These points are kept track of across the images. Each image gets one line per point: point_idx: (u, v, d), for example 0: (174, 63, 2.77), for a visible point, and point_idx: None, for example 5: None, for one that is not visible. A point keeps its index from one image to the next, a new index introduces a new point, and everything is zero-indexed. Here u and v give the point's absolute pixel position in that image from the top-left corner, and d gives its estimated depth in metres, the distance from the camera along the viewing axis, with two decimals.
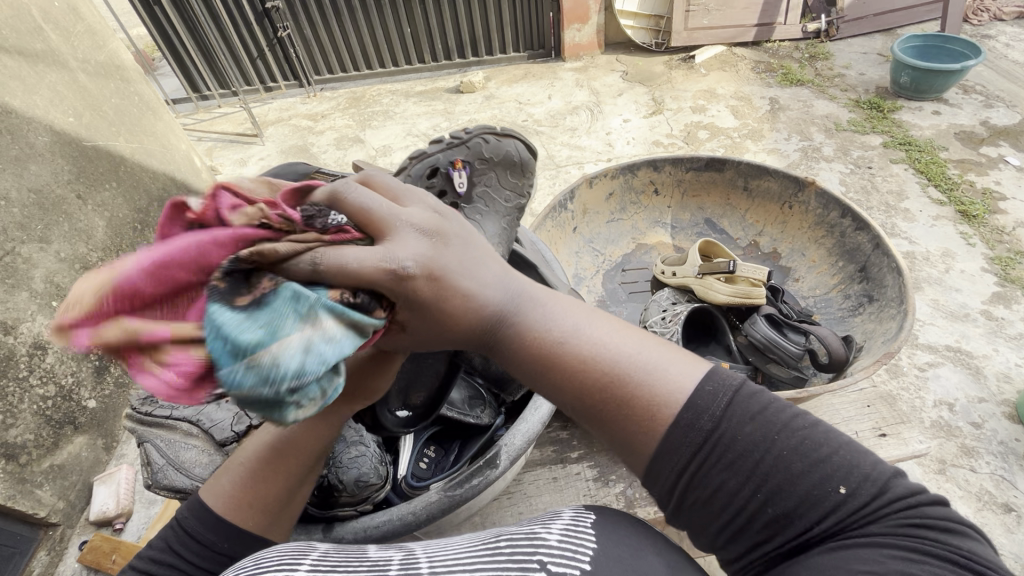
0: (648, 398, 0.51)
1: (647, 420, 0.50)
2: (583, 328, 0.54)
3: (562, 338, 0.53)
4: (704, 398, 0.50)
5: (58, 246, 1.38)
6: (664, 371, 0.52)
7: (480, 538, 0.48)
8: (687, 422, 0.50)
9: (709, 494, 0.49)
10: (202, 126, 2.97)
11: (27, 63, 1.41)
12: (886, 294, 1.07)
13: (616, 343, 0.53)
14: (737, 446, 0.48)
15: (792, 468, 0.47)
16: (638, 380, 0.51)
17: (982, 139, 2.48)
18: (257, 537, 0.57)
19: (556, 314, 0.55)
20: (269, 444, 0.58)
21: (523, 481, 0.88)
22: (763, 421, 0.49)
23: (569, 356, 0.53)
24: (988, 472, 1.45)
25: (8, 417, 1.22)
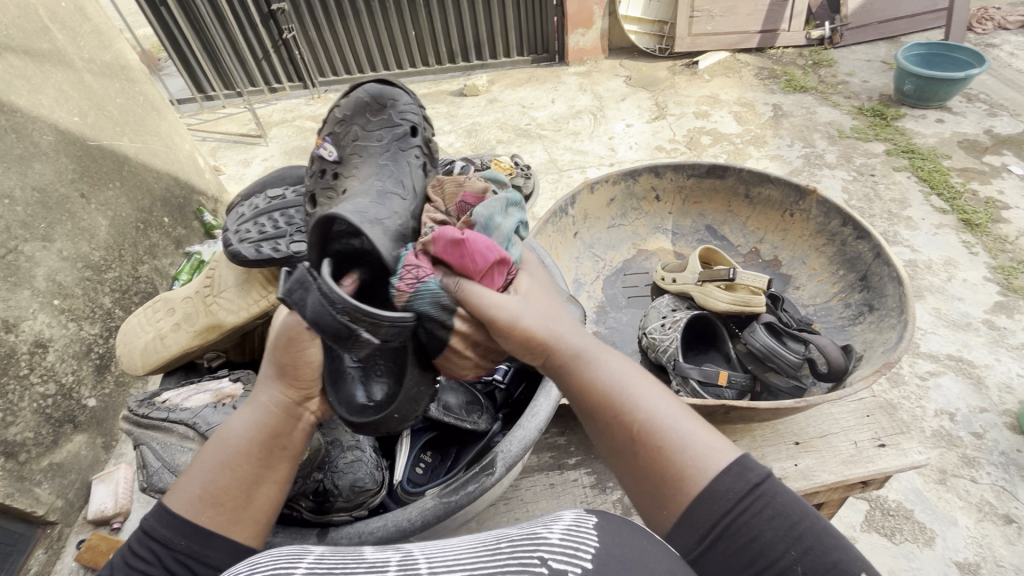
0: (692, 445, 0.54)
1: (687, 461, 0.53)
2: (636, 379, 0.59)
3: (614, 379, 0.58)
4: (736, 472, 0.52)
5: (61, 244, 1.39)
6: (704, 433, 0.55)
7: (480, 541, 0.47)
8: (716, 486, 0.51)
9: (741, 542, 0.50)
10: (207, 127, 2.99)
11: (33, 62, 1.42)
12: (887, 303, 1.06)
13: (665, 398, 0.58)
14: (773, 507, 0.51)
15: (816, 539, 0.50)
16: (674, 439, 0.54)
17: (985, 148, 2.48)
18: (211, 533, 0.55)
19: (614, 367, 0.60)
20: (218, 440, 0.60)
21: (520, 487, 0.88)
22: (790, 502, 0.52)
23: (625, 396, 0.57)
24: (989, 483, 1.44)
25: (9, 415, 1.23)
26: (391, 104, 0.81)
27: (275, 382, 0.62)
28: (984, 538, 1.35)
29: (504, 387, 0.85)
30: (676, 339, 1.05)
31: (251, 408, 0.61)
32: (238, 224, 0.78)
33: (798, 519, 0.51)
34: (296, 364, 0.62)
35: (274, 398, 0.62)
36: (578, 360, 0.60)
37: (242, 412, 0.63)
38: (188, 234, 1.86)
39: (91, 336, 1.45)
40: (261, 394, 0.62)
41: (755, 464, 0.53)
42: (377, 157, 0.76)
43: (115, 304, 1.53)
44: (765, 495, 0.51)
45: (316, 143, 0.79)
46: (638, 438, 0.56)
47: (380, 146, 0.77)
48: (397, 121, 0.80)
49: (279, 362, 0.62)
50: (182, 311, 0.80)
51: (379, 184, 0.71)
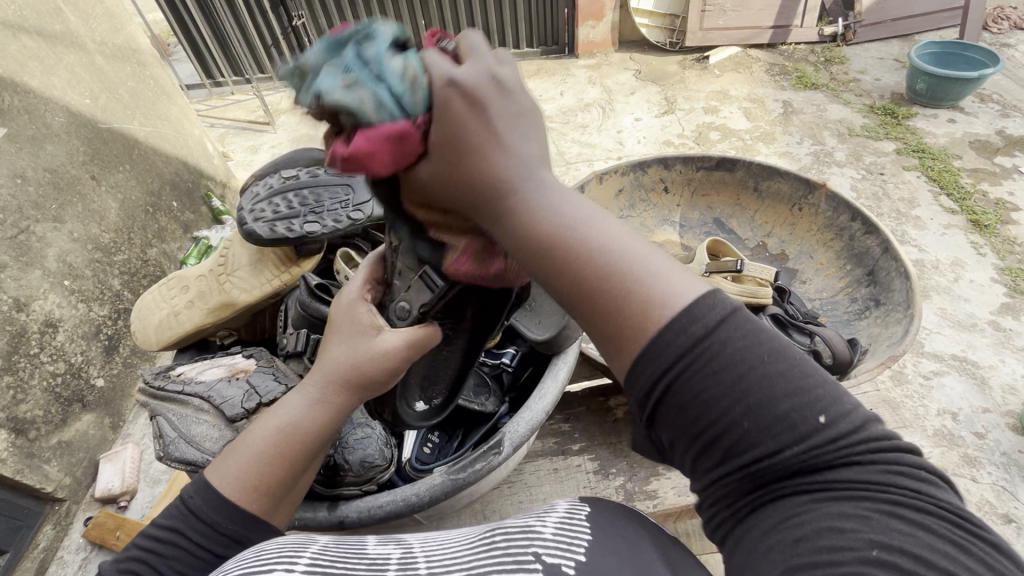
0: (638, 293, 0.39)
1: (631, 312, 0.39)
2: (601, 218, 0.41)
3: (559, 224, 0.40)
4: (702, 308, 0.39)
5: (72, 225, 1.40)
6: (663, 275, 0.40)
7: (476, 533, 0.49)
8: (666, 334, 0.39)
9: (685, 402, 0.39)
10: (216, 113, 3.00)
11: (46, 43, 1.43)
12: (894, 298, 1.07)
13: (624, 245, 0.41)
14: (726, 358, 0.39)
15: (776, 389, 0.39)
16: (631, 280, 0.39)
17: (997, 148, 2.46)
18: (260, 522, 0.57)
19: (566, 199, 0.41)
20: (279, 427, 0.57)
21: (524, 471, 0.89)
22: (750, 347, 0.39)
23: (574, 232, 0.40)
24: (989, 482, 1.45)
25: (19, 392, 1.25)
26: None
27: (343, 387, 0.58)
28: None
29: (511, 370, 0.85)
30: None
31: (316, 400, 0.58)
32: (253, 203, 0.78)
33: (755, 369, 0.39)
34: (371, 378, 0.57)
35: (337, 402, 0.58)
36: (524, 197, 0.40)
37: (302, 399, 0.59)
38: (196, 219, 1.87)
39: (100, 317, 1.46)
40: (327, 394, 0.58)
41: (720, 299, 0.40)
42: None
43: (123, 286, 1.54)
44: (729, 334, 0.39)
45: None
46: (584, 289, 0.40)
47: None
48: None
49: (355, 371, 0.57)
50: (196, 289, 0.81)
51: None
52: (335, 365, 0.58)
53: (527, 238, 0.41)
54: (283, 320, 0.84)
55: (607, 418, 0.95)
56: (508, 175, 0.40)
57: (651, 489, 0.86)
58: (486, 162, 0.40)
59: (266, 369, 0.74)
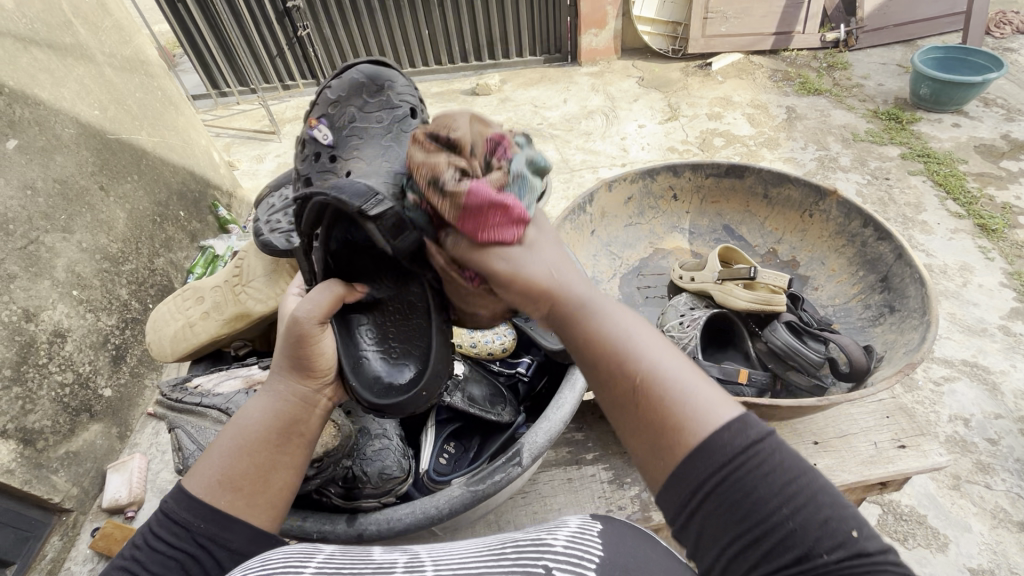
0: (685, 404, 0.44)
1: (672, 420, 0.44)
2: (637, 325, 0.48)
3: (617, 331, 0.47)
4: (732, 429, 0.43)
5: (80, 236, 1.41)
6: (695, 383, 0.45)
7: (485, 544, 0.49)
8: (714, 442, 0.42)
9: (731, 506, 0.42)
10: (221, 122, 3.02)
11: (56, 56, 1.44)
12: (908, 304, 1.06)
13: (661, 356, 0.46)
14: (765, 470, 0.42)
15: (809, 501, 0.41)
16: (677, 392, 0.44)
17: (1002, 153, 2.46)
18: (231, 517, 0.54)
19: (615, 314, 0.48)
20: (232, 425, 0.58)
21: (538, 481, 0.88)
22: (784, 469, 0.42)
23: (621, 346, 0.46)
24: (1003, 489, 1.43)
25: (28, 403, 1.25)
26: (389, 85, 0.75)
27: (288, 373, 0.60)
28: (998, 545, 1.34)
29: (526, 379, 0.85)
30: (695, 337, 1.04)
31: (266, 396, 0.59)
32: (269, 214, 0.78)
33: (797, 480, 0.42)
34: (313, 356, 0.60)
35: (285, 388, 0.60)
36: (580, 314, 0.48)
37: (253, 401, 0.60)
38: (203, 228, 1.88)
39: (108, 327, 1.47)
40: (276, 383, 0.60)
41: (755, 421, 0.44)
42: (376, 141, 0.71)
43: (131, 296, 1.55)
44: (768, 452, 0.42)
45: (310, 123, 0.72)
46: (639, 391, 0.45)
47: (381, 135, 0.71)
48: (396, 104, 0.74)
49: (293, 353, 0.60)
50: (211, 300, 0.81)
51: (388, 174, 0.66)
52: (278, 356, 0.60)
53: (586, 345, 0.47)
54: None
55: None
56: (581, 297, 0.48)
57: None
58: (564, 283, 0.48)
59: None
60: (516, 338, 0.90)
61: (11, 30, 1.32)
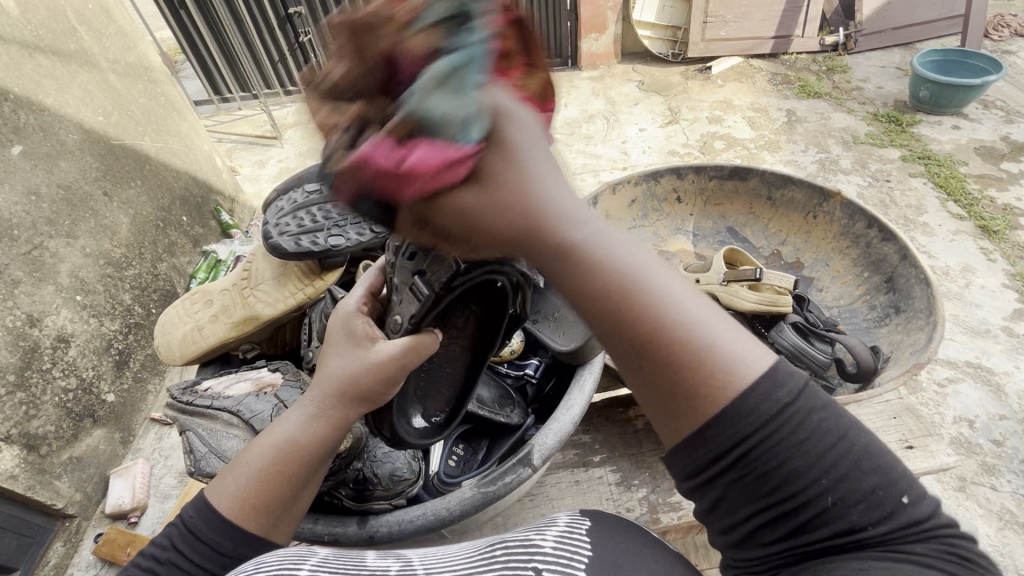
0: (712, 357, 0.38)
1: (700, 377, 0.38)
2: (650, 262, 0.38)
3: (633, 268, 0.37)
4: (769, 391, 0.38)
5: (84, 241, 1.41)
6: (731, 338, 0.39)
7: (478, 548, 0.49)
8: (749, 401, 0.38)
9: (765, 470, 0.38)
10: (223, 128, 3.03)
11: (61, 62, 1.45)
12: (914, 305, 1.06)
13: (681, 300, 0.38)
14: (808, 429, 0.38)
15: (860, 465, 0.39)
16: (706, 346, 0.38)
17: (1003, 154, 2.46)
18: (262, 540, 0.55)
19: (626, 245, 0.38)
20: (275, 443, 0.56)
21: (545, 483, 0.88)
22: (827, 426, 0.39)
23: (634, 293, 0.37)
24: (1010, 491, 1.43)
25: (32, 408, 1.25)
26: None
27: (345, 402, 0.57)
28: (1005, 547, 1.34)
29: (534, 381, 0.86)
30: None
31: (313, 419, 0.57)
32: (278, 217, 0.78)
33: (840, 441, 0.39)
34: (373, 391, 0.57)
35: (338, 416, 0.57)
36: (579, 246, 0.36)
37: (299, 414, 0.58)
38: (205, 233, 1.88)
39: (111, 332, 1.47)
40: (326, 407, 0.57)
41: (793, 376, 0.39)
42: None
43: (134, 300, 1.55)
44: (810, 411, 0.38)
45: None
46: (654, 349, 0.38)
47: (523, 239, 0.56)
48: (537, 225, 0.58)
49: (351, 383, 0.56)
50: (220, 303, 0.81)
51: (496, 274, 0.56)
52: (334, 376, 0.57)
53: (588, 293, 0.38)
54: (307, 334, 0.83)
55: (627, 428, 0.94)
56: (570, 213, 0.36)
57: (675, 500, 0.85)
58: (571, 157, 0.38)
59: (293, 383, 0.74)
60: (523, 340, 0.89)
61: (16, 37, 1.33)
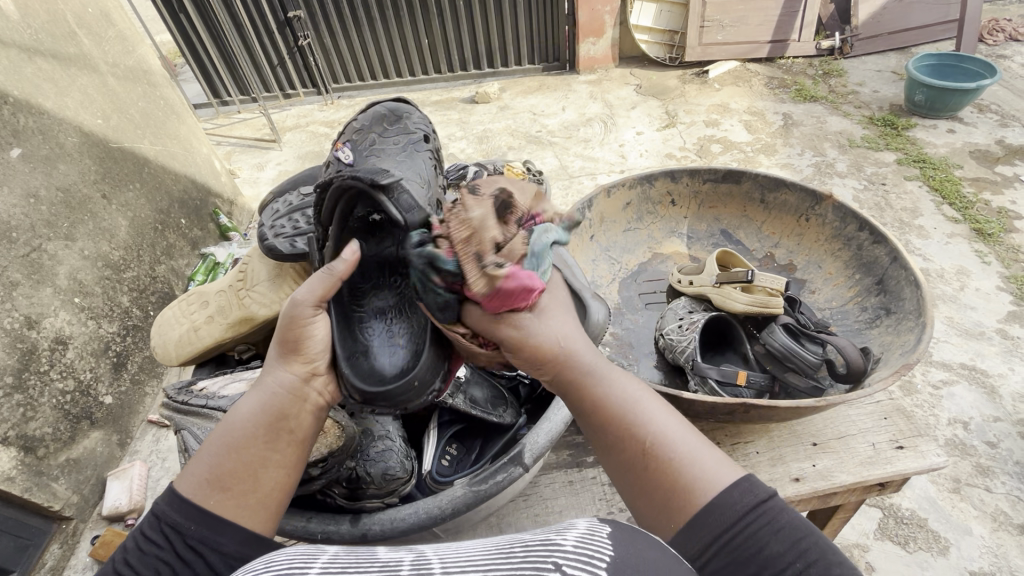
0: (693, 466, 0.52)
1: (683, 480, 0.51)
2: (650, 399, 0.57)
3: (626, 398, 0.56)
4: (734, 494, 0.50)
5: (83, 244, 1.42)
6: (707, 452, 0.53)
7: (494, 544, 0.47)
8: (725, 499, 0.50)
9: (745, 558, 0.48)
10: (222, 131, 3.05)
11: (60, 65, 1.46)
12: (904, 306, 1.07)
13: (671, 425, 0.55)
14: (775, 524, 0.49)
15: (826, 558, 0.48)
16: (682, 454, 0.53)
17: (997, 158, 2.48)
18: (223, 520, 0.53)
19: (627, 387, 0.57)
20: (222, 421, 0.58)
21: (539, 484, 0.89)
22: (791, 529, 0.49)
23: (632, 414, 0.55)
24: (1004, 492, 1.44)
25: (29, 410, 1.26)
26: (406, 116, 0.84)
27: (283, 362, 0.61)
28: (999, 548, 1.34)
29: (527, 382, 0.86)
30: (694, 340, 1.06)
31: (257, 390, 0.60)
32: (273, 219, 0.79)
33: (807, 535, 0.49)
34: (302, 340, 0.61)
35: (282, 379, 0.60)
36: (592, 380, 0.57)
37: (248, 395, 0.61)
38: (204, 236, 1.89)
39: (109, 334, 1.47)
40: (268, 375, 0.61)
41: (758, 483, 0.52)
42: (392, 157, 0.76)
43: (132, 303, 1.56)
44: (773, 509, 0.50)
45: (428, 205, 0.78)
46: (648, 454, 0.53)
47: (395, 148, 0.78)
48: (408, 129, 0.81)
49: (283, 341, 0.61)
50: (216, 304, 0.82)
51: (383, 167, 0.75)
52: (271, 349, 0.62)
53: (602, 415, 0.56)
54: None
55: None
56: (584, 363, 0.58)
57: None
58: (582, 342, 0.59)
59: None
60: None
61: (16, 41, 1.34)
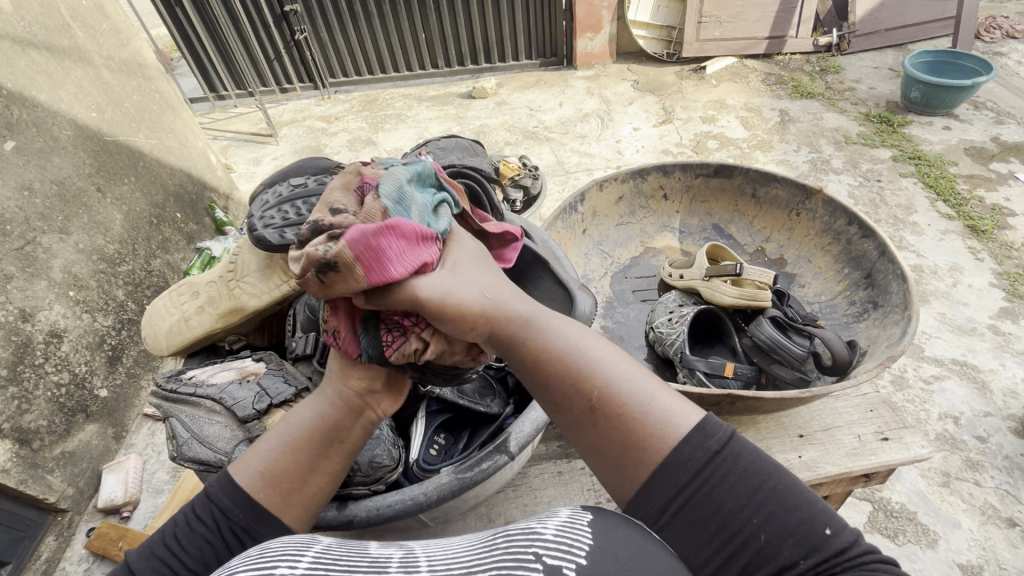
0: (646, 413, 0.52)
1: (638, 431, 0.51)
2: (595, 345, 0.57)
3: (569, 347, 0.56)
4: (692, 443, 0.50)
5: (77, 237, 1.42)
6: (659, 395, 0.53)
7: (480, 540, 0.48)
8: (684, 450, 0.50)
9: (706, 515, 0.49)
10: (219, 125, 3.04)
11: (54, 58, 1.46)
12: (891, 300, 1.08)
13: (619, 370, 0.55)
14: (734, 474, 0.49)
15: (784, 501, 0.49)
16: (634, 403, 0.53)
17: (992, 155, 2.49)
18: (267, 514, 0.58)
19: (567, 332, 0.57)
20: (284, 420, 0.63)
21: (528, 474, 0.90)
22: (749, 479, 0.49)
23: (576, 361, 0.55)
24: (992, 486, 1.45)
25: (24, 402, 1.26)
26: None
27: (342, 375, 0.63)
28: (987, 541, 1.35)
29: (516, 372, 0.86)
30: (683, 332, 1.06)
31: (315, 398, 0.63)
32: (262, 210, 0.79)
33: (766, 482, 0.49)
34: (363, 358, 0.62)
35: (338, 392, 0.63)
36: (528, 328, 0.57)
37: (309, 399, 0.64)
38: (200, 229, 1.89)
39: (104, 328, 1.48)
40: (328, 385, 0.63)
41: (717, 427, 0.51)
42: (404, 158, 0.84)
43: (128, 297, 1.56)
44: (730, 457, 0.50)
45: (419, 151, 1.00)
46: (597, 408, 0.53)
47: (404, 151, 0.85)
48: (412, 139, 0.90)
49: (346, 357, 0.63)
50: (206, 294, 0.82)
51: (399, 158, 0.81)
52: (334, 362, 0.64)
53: (545, 364, 0.56)
54: (293, 324, 0.85)
55: None
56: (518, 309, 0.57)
57: None
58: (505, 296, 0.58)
59: (277, 372, 0.76)
60: None
61: (9, 33, 1.34)
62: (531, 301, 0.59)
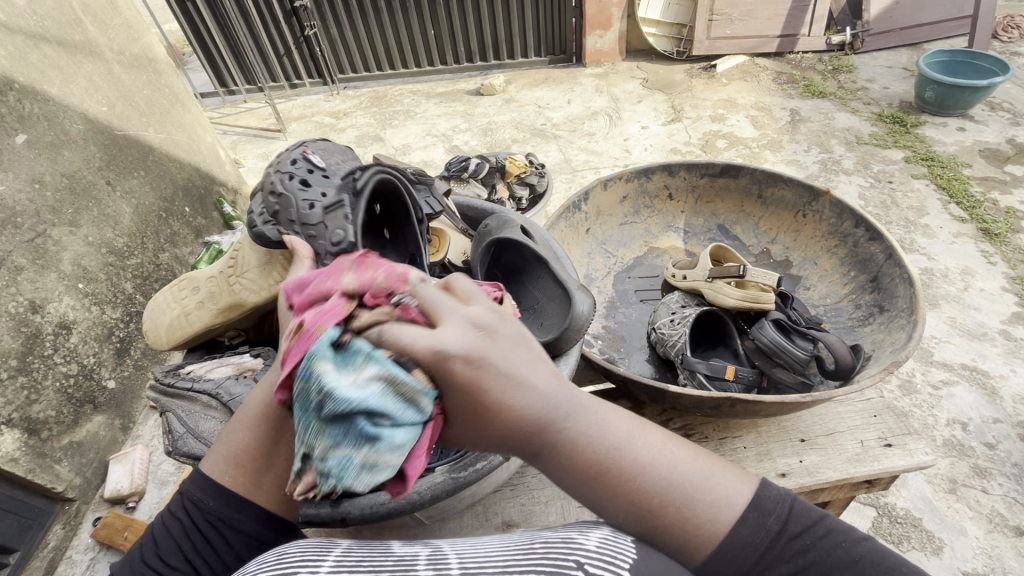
0: (698, 507, 0.50)
1: (696, 526, 0.50)
2: (638, 438, 0.51)
3: (609, 444, 0.50)
4: (750, 524, 0.50)
5: (87, 230, 1.44)
6: (710, 481, 0.51)
7: (510, 540, 0.48)
8: (741, 533, 0.50)
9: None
10: (228, 120, 3.06)
11: (66, 53, 1.47)
12: (897, 304, 1.06)
13: (667, 460, 0.51)
14: (797, 546, 0.50)
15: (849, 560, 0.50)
16: (689, 496, 0.50)
17: (1008, 157, 2.44)
18: (239, 498, 0.57)
19: (607, 428, 0.50)
20: (244, 402, 0.61)
21: (526, 474, 0.89)
22: (812, 545, 0.51)
23: (620, 460, 0.50)
24: (1000, 494, 1.43)
25: (33, 392, 1.28)
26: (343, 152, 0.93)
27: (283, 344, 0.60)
28: (993, 550, 1.33)
29: None
30: (684, 334, 1.06)
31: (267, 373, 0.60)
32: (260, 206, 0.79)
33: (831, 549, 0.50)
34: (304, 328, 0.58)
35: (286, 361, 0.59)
36: (566, 435, 0.48)
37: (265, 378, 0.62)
38: (207, 224, 1.91)
39: (113, 320, 1.49)
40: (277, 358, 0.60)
41: (774, 503, 0.52)
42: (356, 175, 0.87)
43: (136, 290, 1.57)
44: (792, 531, 0.51)
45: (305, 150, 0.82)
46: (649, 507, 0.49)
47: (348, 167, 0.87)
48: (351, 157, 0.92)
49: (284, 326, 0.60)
50: (206, 289, 0.83)
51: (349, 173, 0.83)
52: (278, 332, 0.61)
53: (582, 466, 0.49)
54: None
55: None
56: (547, 411, 0.48)
57: None
58: (526, 398, 0.46)
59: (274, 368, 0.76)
60: None
61: (22, 28, 1.35)
62: (565, 389, 0.50)
